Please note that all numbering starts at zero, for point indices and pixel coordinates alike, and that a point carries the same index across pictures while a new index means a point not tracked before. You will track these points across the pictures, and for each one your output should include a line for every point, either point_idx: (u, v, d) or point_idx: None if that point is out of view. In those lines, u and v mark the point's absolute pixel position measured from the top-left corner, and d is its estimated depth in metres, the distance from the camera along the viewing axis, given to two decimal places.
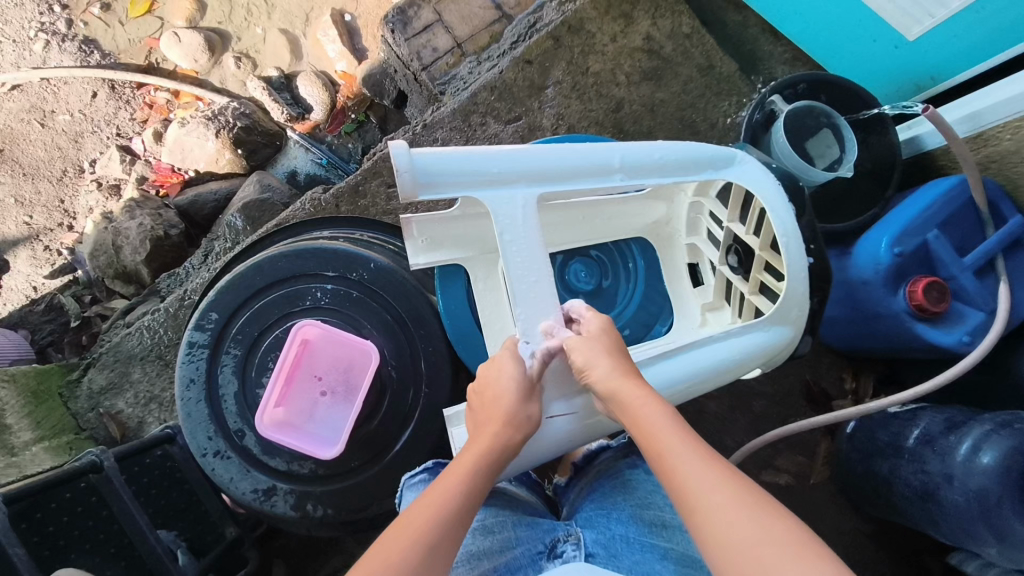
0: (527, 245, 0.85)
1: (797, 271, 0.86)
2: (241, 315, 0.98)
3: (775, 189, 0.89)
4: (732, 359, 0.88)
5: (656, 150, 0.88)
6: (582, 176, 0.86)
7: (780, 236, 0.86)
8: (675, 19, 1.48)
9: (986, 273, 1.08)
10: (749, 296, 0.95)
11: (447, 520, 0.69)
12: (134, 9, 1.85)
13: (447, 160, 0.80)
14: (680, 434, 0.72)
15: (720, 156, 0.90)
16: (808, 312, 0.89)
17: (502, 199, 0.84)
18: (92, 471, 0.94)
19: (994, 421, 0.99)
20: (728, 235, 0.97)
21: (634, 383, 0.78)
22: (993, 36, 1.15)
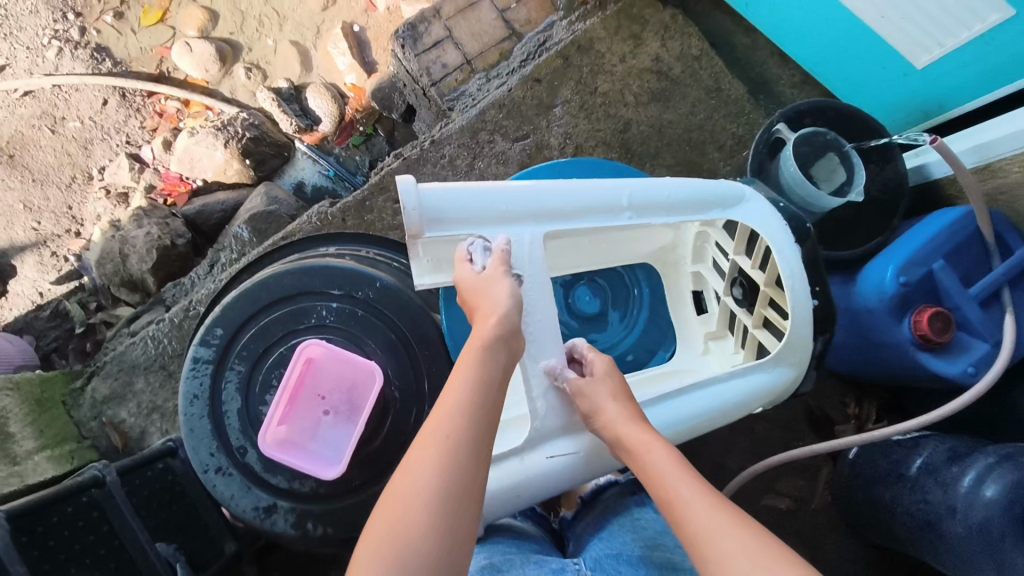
0: (532, 284, 0.85)
1: (802, 314, 0.87)
2: (246, 331, 0.98)
3: (783, 232, 0.89)
4: (733, 397, 0.89)
5: (665, 187, 0.88)
6: (591, 214, 0.86)
7: (787, 278, 0.87)
8: (684, 41, 1.49)
9: (991, 304, 1.08)
10: (753, 329, 0.95)
11: (453, 444, 0.69)
12: (146, 18, 1.87)
13: (456, 198, 0.80)
14: (688, 481, 0.73)
15: (730, 195, 0.90)
16: (810, 353, 0.90)
17: (509, 236, 0.85)
18: (94, 486, 0.95)
19: (998, 454, 0.98)
20: (734, 267, 0.98)
21: (640, 429, 0.79)
22: (998, 70, 1.16)
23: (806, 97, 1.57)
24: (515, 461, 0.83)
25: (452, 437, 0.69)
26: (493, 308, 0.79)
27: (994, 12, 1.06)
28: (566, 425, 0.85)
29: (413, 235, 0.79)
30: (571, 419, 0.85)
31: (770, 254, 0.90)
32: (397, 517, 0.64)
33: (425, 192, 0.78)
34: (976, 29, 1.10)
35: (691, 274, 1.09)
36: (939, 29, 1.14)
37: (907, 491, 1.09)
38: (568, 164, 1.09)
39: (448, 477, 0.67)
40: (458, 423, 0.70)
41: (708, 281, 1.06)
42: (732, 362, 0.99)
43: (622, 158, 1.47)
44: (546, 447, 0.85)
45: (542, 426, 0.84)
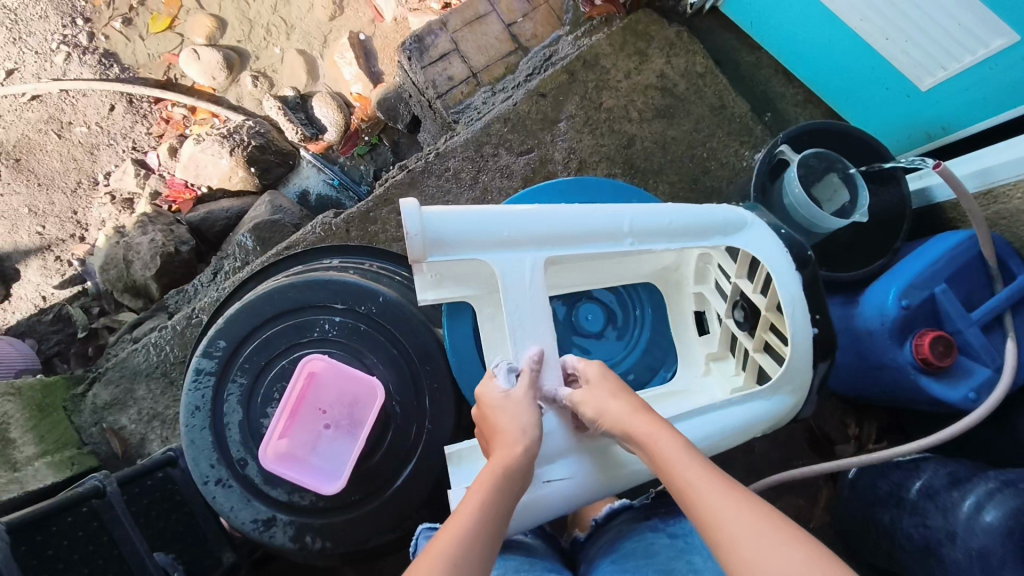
0: (529, 309, 0.87)
1: (804, 342, 0.88)
2: (249, 344, 0.98)
3: (783, 260, 0.90)
4: (733, 424, 0.89)
5: (667, 213, 0.89)
6: (592, 240, 0.87)
7: (786, 303, 0.88)
8: (689, 58, 1.50)
9: (993, 328, 1.08)
10: (753, 353, 0.96)
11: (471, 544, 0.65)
12: (155, 25, 1.90)
13: (458, 223, 0.80)
14: (694, 463, 0.72)
15: (732, 222, 0.91)
16: (810, 379, 0.91)
17: (510, 261, 0.85)
18: (95, 496, 0.95)
19: (998, 479, 0.99)
20: (736, 290, 0.98)
21: (645, 417, 0.78)
22: (997, 97, 1.17)
23: (810, 115, 1.58)
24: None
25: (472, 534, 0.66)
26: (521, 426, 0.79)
27: (998, 38, 1.06)
28: (565, 449, 0.86)
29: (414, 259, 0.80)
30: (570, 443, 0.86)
31: (771, 281, 0.91)
32: (433, 558, 0.63)
33: (428, 216, 0.79)
34: (980, 54, 1.11)
35: (693, 295, 1.09)
36: (944, 52, 1.15)
37: (906, 513, 1.09)
38: (571, 182, 1.11)
39: (483, 542, 0.67)
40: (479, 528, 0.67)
41: (710, 302, 1.06)
42: (733, 384, 0.99)
43: (625, 173, 1.47)
44: (546, 469, 0.85)
45: (544, 446, 0.85)
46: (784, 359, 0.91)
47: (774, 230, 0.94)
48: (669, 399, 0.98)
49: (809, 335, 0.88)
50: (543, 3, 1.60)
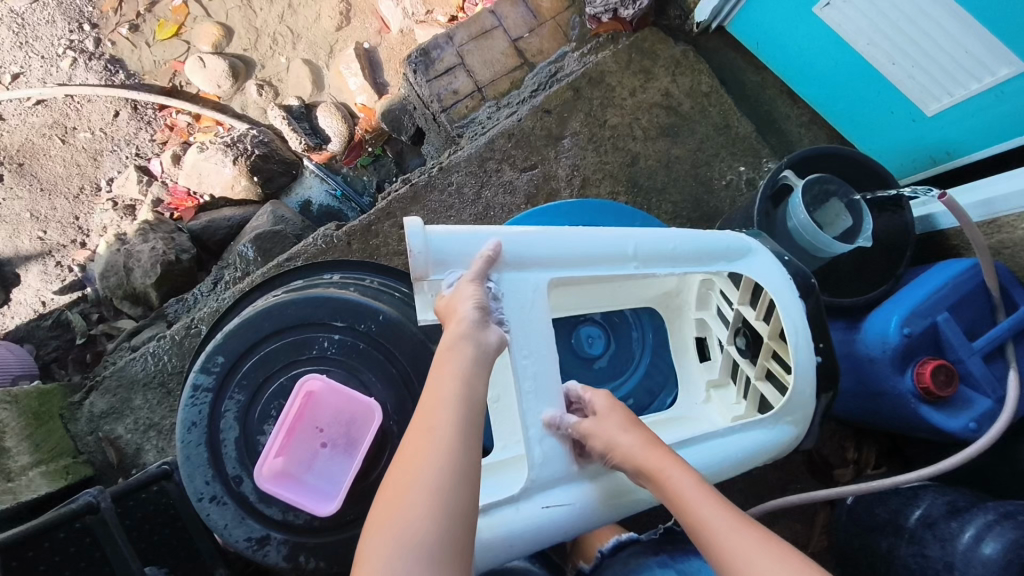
0: (533, 331, 0.83)
1: (805, 373, 0.88)
2: (247, 360, 0.97)
3: (786, 285, 0.90)
4: (732, 454, 0.89)
5: (670, 239, 0.89)
6: (596, 263, 0.86)
7: (790, 333, 0.87)
8: (695, 77, 1.50)
9: (995, 358, 1.08)
10: (754, 381, 0.96)
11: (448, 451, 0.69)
12: (162, 31, 1.91)
13: (461, 242, 0.81)
14: (711, 501, 0.74)
15: (735, 248, 0.91)
16: (812, 412, 0.91)
17: (514, 283, 0.83)
18: (88, 513, 0.95)
19: (998, 511, 0.97)
20: (738, 317, 0.98)
21: (658, 452, 0.79)
22: (996, 124, 1.16)
23: (814, 136, 1.57)
24: (510, 509, 0.81)
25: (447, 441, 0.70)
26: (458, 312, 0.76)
27: (1004, 66, 1.06)
28: (564, 476, 0.84)
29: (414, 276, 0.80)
30: (569, 470, 0.84)
31: (775, 309, 0.91)
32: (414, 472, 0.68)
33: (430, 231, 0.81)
34: (985, 82, 1.10)
35: (694, 321, 1.09)
36: (949, 78, 1.15)
37: (905, 542, 1.08)
38: (568, 205, 1.15)
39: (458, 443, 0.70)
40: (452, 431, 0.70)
41: (711, 328, 1.07)
42: (733, 412, 0.99)
43: (628, 192, 1.47)
44: (543, 497, 0.82)
45: (546, 475, 0.83)
46: (787, 387, 0.90)
47: (778, 257, 0.94)
48: (668, 427, 0.98)
49: (810, 366, 0.88)
50: (550, 18, 1.60)
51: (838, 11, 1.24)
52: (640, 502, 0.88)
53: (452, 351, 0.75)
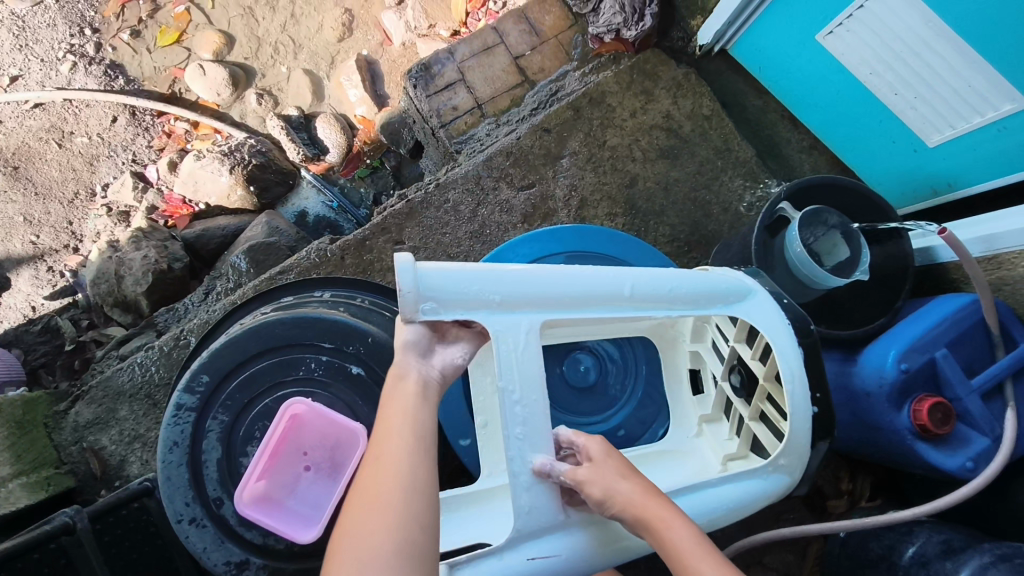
0: (524, 374, 0.81)
1: (803, 411, 0.86)
2: (232, 380, 0.96)
3: (785, 330, 0.89)
4: (720, 500, 0.87)
5: (669, 281, 0.87)
6: (594, 303, 0.84)
7: (786, 381, 0.86)
8: (696, 100, 1.50)
9: (992, 397, 1.05)
10: (748, 421, 0.95)
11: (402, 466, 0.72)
12: (163, 38, 1.90)
13: (453, 280, 0.77)
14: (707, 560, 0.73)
15: (735, 292, 0.90)
16: (806, 459, 0.88)
17: (508, 323, 0.81)
18: (64, 533, 0.95)
19: (993, 553, 0.95)
20: (733, 354, 0.97)
21: (659, 501, 0.77)
22: (996, 159, 1.15)
23: (815, 161, 1.56)
24: (496, 558, 0.77)
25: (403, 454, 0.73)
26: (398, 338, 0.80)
27: (1007, 101, 1.05)
28: (551, 524, 0.80)
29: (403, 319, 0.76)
30: (557, 518, 0.80)
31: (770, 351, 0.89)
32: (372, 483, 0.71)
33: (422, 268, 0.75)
34: (988, 116, 1.09)
35: (689, 352, 1.09)
36: (952, 111, 1.14)
37: None
38: (558, 232, 1.17)
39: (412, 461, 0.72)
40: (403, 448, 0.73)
41: (705, 361, 1.06)
42: (725, 448, 0.98)
43: (626, 214, 1.45)
44: (528, 545, 0.79)
45: (535, 525, 0.79)
46: (784, 434, 0.89)
47: (776, 300, 0.93)
48: (658, 462, 1.00)
49: (805, 407, 0.86)
50: (553, 37, 1.60)
51: (841, 39, 1.24)
52: (630, 549, 0.84)
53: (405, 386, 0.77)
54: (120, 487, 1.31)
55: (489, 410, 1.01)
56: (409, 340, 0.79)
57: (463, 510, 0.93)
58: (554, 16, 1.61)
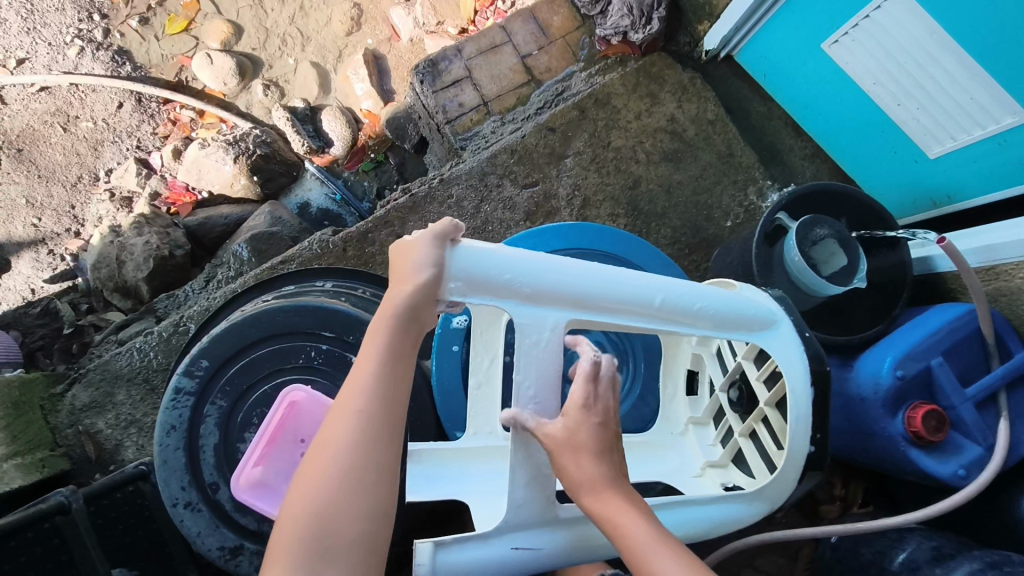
0: (542, 372, 0.78)
1: (802, 428, 0.85)
2: (233, 365, 0.97)
3: (796, 345, 0.88)
4: (710, 515, 0.85)
5: (700, 297, 0.84)
6: (622, 310, 0.80)
7: (791, 421, 0.85)
8: (701, 105, 1.50)
9: (987, 406, 1.06)
10: (738, 437, 0.96)
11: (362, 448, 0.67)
12: (172, 26, 1.91)
13: (489, 264, 0.74)
14: (664, 551, 0.68)
15: (761, 318, 0.87)
16: (788, 494, 0.87)
17: (531, 319, 0.77)
18: (58, 513, 0.93)
19: (983, 561, 0.95)
20: (738, 369, 0.97)
21: (608, 495, 0.72)
22: (995, 172, 1.15)
23: (817, 169, 1.56)
24: (479, 543, 0.77)
25: (366, 437, 0.67)
26: (407, 276, 0.73)
27: (1008, 115, 1.06)
28: (539, 521, 0.79)
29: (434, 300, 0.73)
30: (546, 515, 0.80)
31: (780, 377, 0.89)
32: (324, 461, 0.67)
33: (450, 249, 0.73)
34: (989, 129, 1.10)
35: (691, 354, 1.09)
36: (953, 122, 1.15)
37: None
38: (568, 228, 1.17)
39: (372, 449, 0.67)
40: (370, 427, 0.68)
41: (706, 366, 1.06)
42: (707, 455, 1.02)
43: (628, 215, 1.46)
44: (515, 537, 0.78)
45: (524, 515, 0.78)
46: (775, 466, 0.89)
47: (799, 331, 0.90)
48: (644, 456, 1.03)
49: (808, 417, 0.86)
50: (560, 37, 1.60)
51: (847, 48, 1.25)
52: (604, 550, 0.82)
53: (392, 355, 0.71)
54: (115, 471, 1.31)
55: (478, 372, 0.99)
56: (426, 273, 0.72)
57: (447, 464, 0.94)
58: (562, 16, 1.61)
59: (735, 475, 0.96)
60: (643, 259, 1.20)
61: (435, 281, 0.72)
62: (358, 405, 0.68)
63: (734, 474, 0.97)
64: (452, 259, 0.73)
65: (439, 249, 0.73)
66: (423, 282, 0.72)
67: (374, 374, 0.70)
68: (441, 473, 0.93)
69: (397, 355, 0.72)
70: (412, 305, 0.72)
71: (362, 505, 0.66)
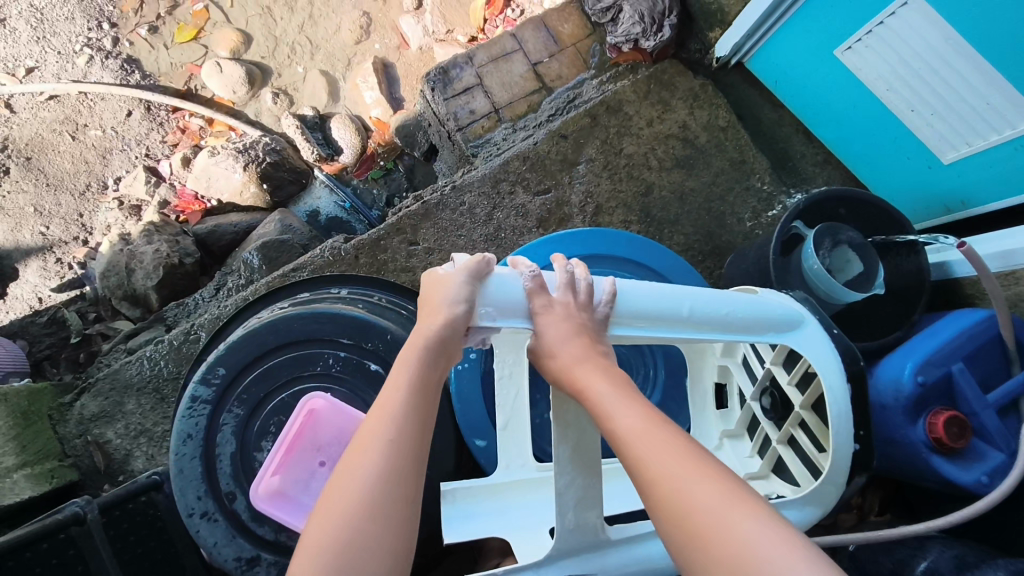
0: None
1: (843, 422, 0.83)
2: (250, 372, 0.96)
3: (831, 350, 0.86)
4: None
5: (725, 303, 0.84)
6: (650, 322, 0.81)
7: (832, 416, 0.83)
8: (712, 111, 1.50)
9: (1008, 412, 1.05)
10: (776, 444, 0.94)
11: (388, 470, 0.67)
12: (181, 35, 1.91)
13: (509, 287, 0.77)
14: (630, 410, 0.71)
15: (788, 320, 0.87)
16: (837, 497, 0.85)
17: None
18: (75, 523, 0.91)
19: (1009, 570, 0.94)
20: (768, 377, 0.96)
21: (588, 368, 0.75)
22: (1012, 178, 1.15)
23: (829, 176, 1.56)
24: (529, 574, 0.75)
25: (393, 462, 0.67)
26: (438, 309, 0.74)
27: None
28: (592, 545, 0.79)
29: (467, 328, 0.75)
30: (599, 538, 0.78)
31: (815, 375, 0.87)
32: (348, 485, 0.66)
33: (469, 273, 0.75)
34: (1004, 134, 1.10)
35: (718, 366, 1.09)
36: (968, 127, 1.15)
37: None
38: (583, 233, 1.17)
39: (399, 475, 0.67)
40: (395, 451, 0.68)
41: (734, 376, 1.06)
42: (747, 467, 1.00)
43: (641, 222, 1.46)
44: (568, 563, 0.78)
45: (569, 542, 0.77)
46: (819, 469, 0.87)
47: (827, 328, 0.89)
48: None
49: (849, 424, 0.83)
50: (570, 45, 1.61)
51: (860, 55, 1.26)
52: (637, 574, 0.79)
53: (416, 382, 0.73)
54: (124, 482, 1.28)
55: (501, 391, 1.00)
56: (461, 306, 0.73)
57: (482, 501, 0.92)
58: (572, 24, 1.62)
59: (778, 485, 0.93)
60: (661, 264, 1.20)
61: (468, 313, 0.74)
62: (385, 433, 0.69)
63: (776, 484, 0.94)
64: (479, 293, 0.75)
65: (472, 285, 0.74)
66: (459, 314, 0.73)
67: (402, 401, 0.72)
68: (476, 508, 0.91)
69: (423, 388, 0.73)
70: (442, 338, 0.74)
71: (387, 532, 0.64)
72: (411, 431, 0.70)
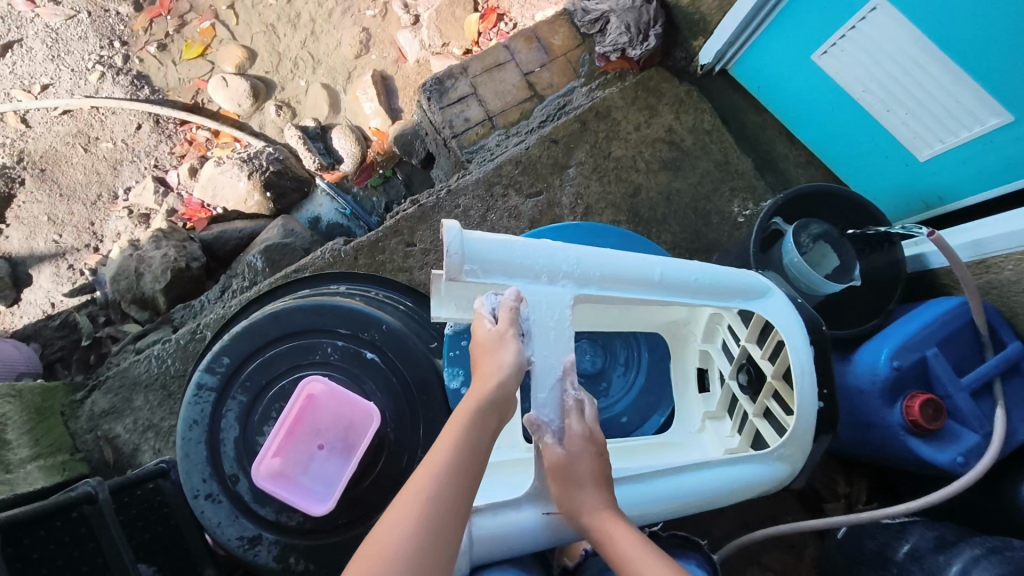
0: (559, 336, 0.87)
1: (807, 378, 0.90)
2: (253, 361, 1.01)
3: (797, 324, 0.94)
4: (721, 479, 0.91)
5: (694, 270, 0.91)
6: (624, 282, 0.89)
7: (796, 372, 0.90)
8: (697, 115, 1.56)
9: (982, 395, 1.09)
10: (753, 417, 0.99)
11: (427, 524, 0.67)
12: (189, 52, 2.00)
13: (496, 248, 0.83)
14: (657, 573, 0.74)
15: (754, 287, 0.94)
16: (807, 452, 0.93)
17: (548, 296, 0.87)
18: (86, 502, 0.96)
19: (983, 546, 0.97)
20: (743, 353, 1.01)
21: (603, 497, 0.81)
22: (982, 172, 1.21)
23: (811, 175, 1.61)
24: (513, 511, 0.84)
25: (432, 518, 0.68)
26: (487, 374, 0.79)
27: (993, 117, 1.11)
28: None
29: (518, 381, 0.80)
30: None
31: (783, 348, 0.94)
32: (385, 542, 0.66)
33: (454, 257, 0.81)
34: (974, 131, 1.16)
35: (699, 352, 1.13)
36: (940, 126, 1.20)
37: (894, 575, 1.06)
38: (566, 227, 1.19)
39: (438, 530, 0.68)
40: (432, 508, 0.68)
41: (715, 361, 1.10)
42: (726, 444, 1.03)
43: (630, 221, 1.51)
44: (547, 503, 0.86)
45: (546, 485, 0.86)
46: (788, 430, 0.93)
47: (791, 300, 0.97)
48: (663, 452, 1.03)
49: (813, 402, 0.91)
50: (561, 55, 1.68)
51: (836, 58, 1.32)
52: None
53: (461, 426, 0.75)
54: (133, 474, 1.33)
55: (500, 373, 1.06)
56: (511, 362, 0.79)
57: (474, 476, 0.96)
58: (562, 35, 1.69)
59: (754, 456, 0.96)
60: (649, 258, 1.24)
61: (516, 372, 0.80)
62: (426, 489, 0.69)
63: None
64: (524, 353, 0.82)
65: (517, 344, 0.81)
66: (511, 375, 0.79)
67: (448, 459, 0.72)
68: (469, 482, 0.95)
69: (468, 445, 0.74)
70: (490, 400, 0.77)
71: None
72: (451, 484, 0.70)
